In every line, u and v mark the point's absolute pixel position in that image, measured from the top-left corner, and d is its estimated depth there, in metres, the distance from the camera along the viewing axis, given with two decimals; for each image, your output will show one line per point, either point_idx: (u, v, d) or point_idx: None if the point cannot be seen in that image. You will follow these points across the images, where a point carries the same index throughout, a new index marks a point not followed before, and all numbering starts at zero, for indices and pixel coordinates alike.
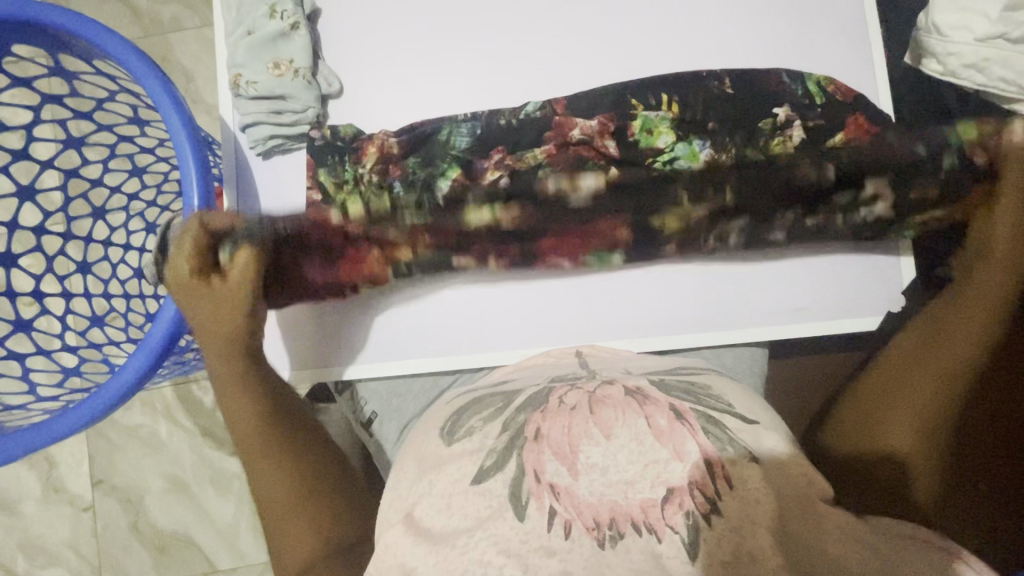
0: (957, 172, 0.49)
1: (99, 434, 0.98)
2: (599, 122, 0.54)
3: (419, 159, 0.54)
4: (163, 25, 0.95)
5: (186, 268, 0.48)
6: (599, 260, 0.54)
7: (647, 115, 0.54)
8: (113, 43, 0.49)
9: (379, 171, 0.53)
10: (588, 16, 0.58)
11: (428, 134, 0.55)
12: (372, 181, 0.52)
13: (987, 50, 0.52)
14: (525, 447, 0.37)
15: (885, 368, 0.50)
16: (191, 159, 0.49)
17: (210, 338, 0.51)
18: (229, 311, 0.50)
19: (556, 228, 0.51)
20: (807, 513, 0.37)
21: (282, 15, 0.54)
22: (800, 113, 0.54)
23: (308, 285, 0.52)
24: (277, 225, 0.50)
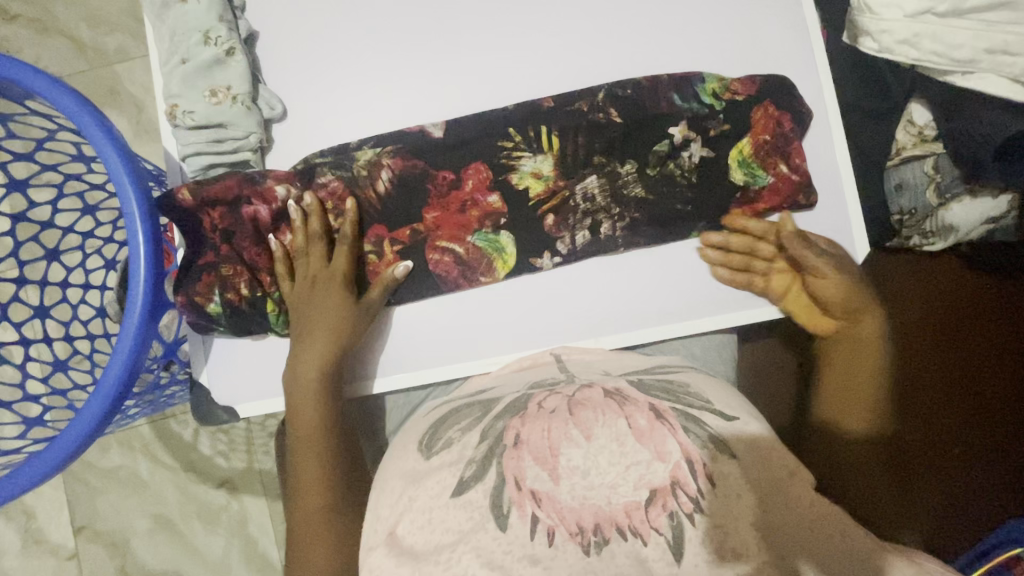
0: (733, 113, 0.55)
1: (78, 479, 0.95)
2: (472, 168, 0.55)
3: (332, 166, 0.56)
4: (109, 56, 0.92)
5: (216, 238, 0.54)
6: (489, 244, 0.56)
7: (525, 162, 0.55)
8: (40, 80, 0.47)
9: (273, 203, 0.54)
10: (532, 18, 0.58)
11: (316, 163, 0.56)
12: (279, 207, 0.55)
13: (917, 25, 0.53)
14: (505, 455, 0.36)
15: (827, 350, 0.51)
16: (131, 192, 0.47)
17: (303, 311, 0.53)
18: (314, 264, 0.54)
19: (443, 206, 0.56)
20: (785, 500, 0.36)
21: (216, 42, 0.53)
22: (697, 127, 0.55)
23: (248, 282, 0.55)
24: (211, 202, 0.54)
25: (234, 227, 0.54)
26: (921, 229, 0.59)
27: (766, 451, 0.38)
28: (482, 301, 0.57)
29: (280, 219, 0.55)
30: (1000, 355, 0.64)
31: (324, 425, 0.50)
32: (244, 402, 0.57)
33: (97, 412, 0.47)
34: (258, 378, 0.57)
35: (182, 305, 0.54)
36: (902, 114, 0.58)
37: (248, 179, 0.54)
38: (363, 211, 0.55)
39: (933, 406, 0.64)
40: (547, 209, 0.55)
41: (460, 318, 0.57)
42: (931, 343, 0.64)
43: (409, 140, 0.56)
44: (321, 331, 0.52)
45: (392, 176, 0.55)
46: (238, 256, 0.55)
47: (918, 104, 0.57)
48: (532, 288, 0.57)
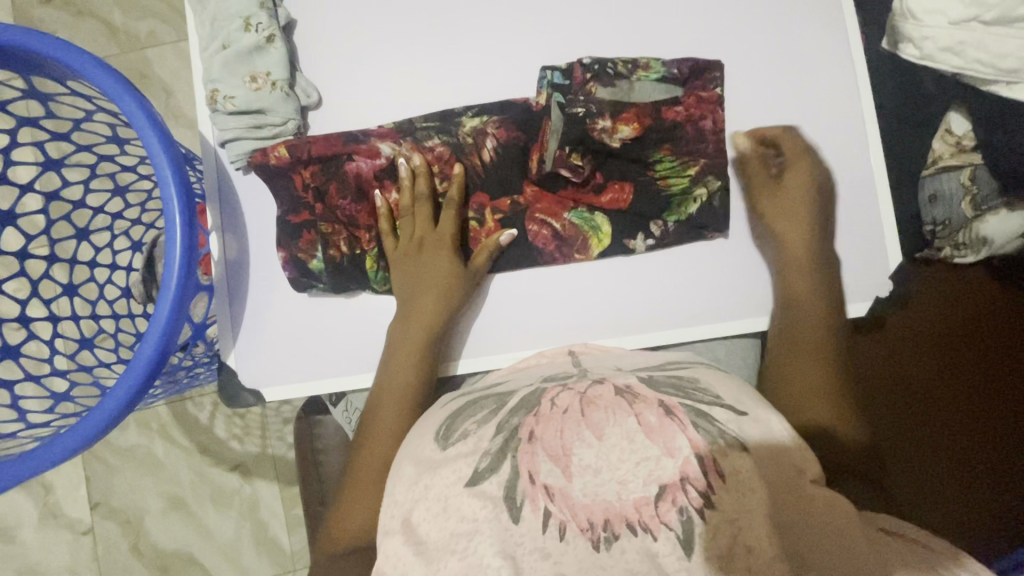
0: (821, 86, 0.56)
1: (97, 457, 0.96)
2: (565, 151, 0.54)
3: (439, 129, 0.56)
4: (140, 40, 0.94)
5: (307, 190, 0.55)
6: (584, 221, 0.56)
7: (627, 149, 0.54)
8: (85, 62, 0.48)
9: (388, 161, 0.56)
10: (565, 12, 0.58)
11: (413, 126, 0.56)
12: (386, 165, 0.56)
13: (961, 33, 0.51)
14: (519, 449, 0.36)
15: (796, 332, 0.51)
16: (170, 173, 0.48)
17: (402, 267, 0.56)
18: (417, 223, 0.56)
19: (509, 179, 0.56)
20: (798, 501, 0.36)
21: (257, 29, 0.54)
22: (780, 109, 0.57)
23: (347, 243, 0.56)
24: (308, 155, 0.55)
25: (328, 185, 0.55)
26: (953, 241, 0.59)
27: (783, 455, 0.37)
28: (559, 281, 0.57)
29: (386, 178, 0.56)
30: (1000, 357, 0.63)
31: (418, 386, 0.52)
32: (271, 386, 0.57)
33: (131, 386, 0.47)
34: (280, 364, 0.57)
35: (285, 262, 0.55)
36: (939, 125, 0.58)
37: (352, 136, 0.56)
38: (477, 178, 0.56)
39: (936, 410, 0.63)
40: (638, 193, 0.55)
41: (528, 297, 0.57)
42: (935, 346, 0.63)
43: (513, 112, 0.56)
44: (428, 290, 0.54)
45: (494, 147, 0.56)
46: (334, 212, 0.55)
47: (956, 113, 0.57)
48: (576, 278, 0.57)
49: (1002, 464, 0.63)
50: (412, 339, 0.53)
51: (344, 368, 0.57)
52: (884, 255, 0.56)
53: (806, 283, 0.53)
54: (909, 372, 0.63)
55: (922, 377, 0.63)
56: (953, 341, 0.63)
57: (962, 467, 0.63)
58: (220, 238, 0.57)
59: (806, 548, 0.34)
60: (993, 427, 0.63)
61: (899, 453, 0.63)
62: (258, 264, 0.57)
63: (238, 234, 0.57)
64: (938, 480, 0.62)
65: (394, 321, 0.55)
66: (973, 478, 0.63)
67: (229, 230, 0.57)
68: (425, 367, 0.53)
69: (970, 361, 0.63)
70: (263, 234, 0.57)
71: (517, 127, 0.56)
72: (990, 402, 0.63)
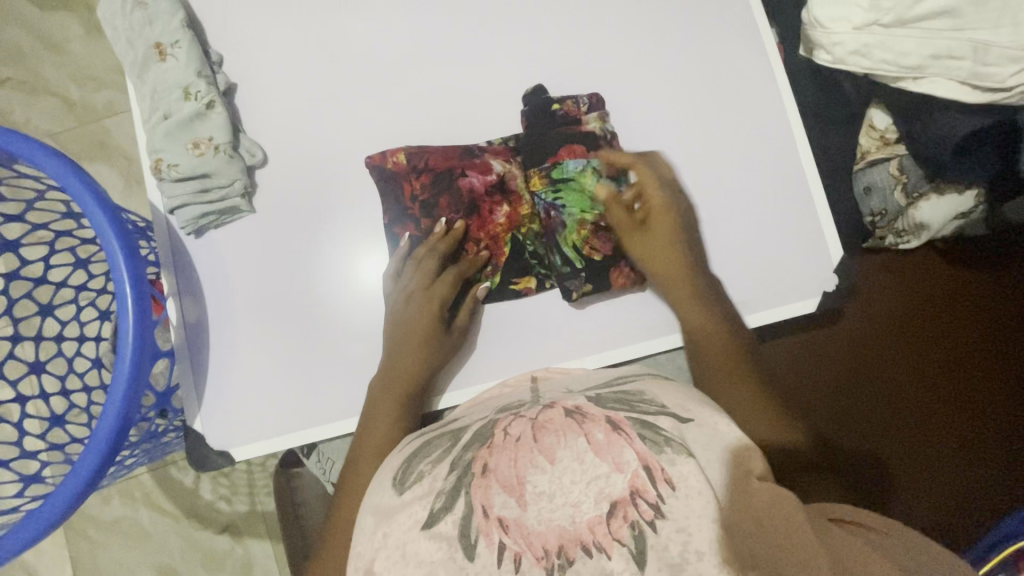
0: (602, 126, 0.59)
1: (79, 534, 0.94)
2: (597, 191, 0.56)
3: (548, 141, 0.58)
4: (97, 112, 0.95)
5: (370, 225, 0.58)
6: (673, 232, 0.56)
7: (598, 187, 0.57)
8: (24, 146, 0.49)
9: (504, 174, 0.57)
10: (497, 50, 0.60)
11: (450, 164, 0.57)
12: (507, 177, 0.57)
13: (865, 36, 0.54)
14: (473, 485, 0.37)
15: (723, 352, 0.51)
16: (117, 245, 0.48)
17: (397, 324, 0.56)
18: (422, 281, 0.56)
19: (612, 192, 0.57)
20: (743, 500, 0.36)
21: (196, 96, 0.55)
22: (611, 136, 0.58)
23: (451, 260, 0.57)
24: (398, 175, 0.57)
25: (431, 207, 0.57)
26: (894, 229, 0.62)
27: (729, 456, 0.38)
28: (523, 311, 0.58)
29: (501, 192, 0.57)
30: (960, 329, 0.66)
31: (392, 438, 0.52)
32: (244, 440, 0.56)
33: (94, 461, 0.47)
34: (249, 420, 0.56)
35: (254, 319, 0.57)
36: (863, 121, 0.61)
37: (465, 152, 0.58)
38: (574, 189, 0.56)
39: (910, 392, 0.65)
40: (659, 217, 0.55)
41: (498, 324, 0.58)
42: (896, 329, 0.66)
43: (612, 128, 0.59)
44: (412, 353, 0.55)
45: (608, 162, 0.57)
46: (437, 225, 0.57)
47: (877, 110, 0.60)
48: (535, 308, 0.58)
49: (976, 434, 0.65)
50: (392, 394, 0.54)
51: (317, 416, 0.56)
52: (825, 249, 0.57)
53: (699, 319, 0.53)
54: (877, 359, 0.65)
55: (891, 362, 0.66)
56: (915, 322, 0.66)
57: (944, 444, 0.65)
58: (177, 301, 0.57)
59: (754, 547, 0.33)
60: (952, 428, 0.65)
61: (876, 439, 0.65)
62: (219, 322, 0.57)
63: (194, 295, 0.57)
64: (904, 458, 0.65)
65: (375, 377, 0.55)
66: (954, 453, 0.65)
67: (185, 293, 0.57)
68: (404, 416, 0.53)
69: (931, 340, 0.66)
70: (234, 289, 0.57)
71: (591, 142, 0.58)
72: (947, 377, 0.66)
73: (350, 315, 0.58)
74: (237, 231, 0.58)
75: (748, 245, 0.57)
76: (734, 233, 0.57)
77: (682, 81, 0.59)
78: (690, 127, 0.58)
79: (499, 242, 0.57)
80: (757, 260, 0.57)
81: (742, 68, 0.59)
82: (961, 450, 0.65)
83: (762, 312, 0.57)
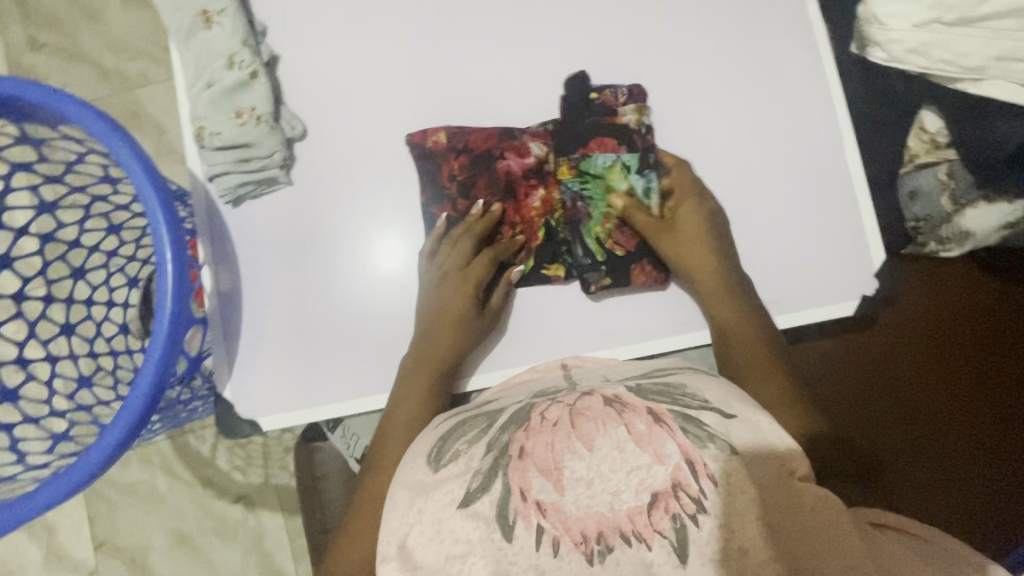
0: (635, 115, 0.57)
1: (98, 495, 0.96)
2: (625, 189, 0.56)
3: (576, 130, 0.57)
4: (131, 81, 0.96)
5: (407, 204, 0.58)
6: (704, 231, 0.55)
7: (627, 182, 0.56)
8: (74, 108, 0.49)
9: (538, 161, 0.56)
10: (541, 33, 0.59)
11: (486, 147, 0.56)
12: (539, 164, 0.56)
13: (926, 34, 0.52)
14: (510, 466, 0.37)
15: (759, 347, 0.51)
16: (159, 211, 0.48)
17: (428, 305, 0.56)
18: (452, 264, 0.56)
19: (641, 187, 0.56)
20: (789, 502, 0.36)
21: (240, 65, 0.55)
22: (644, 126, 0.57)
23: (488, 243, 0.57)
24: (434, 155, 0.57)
25: (466, 192, 0.57)
26: (936, 236, 0.61)
27: (771, 456, 0.37)
28: (556, 299, 0.57)
29: (538, 178, 0.56)
30: (992, 338, 0.64)
31: (422, 416, 0.52)
32: (275, 410, 0.57)
33: (129, 422, 0.48)
34: (280, 391, 0.57)
35: (288, 292, 0.57)
36: (913, 123, 0.60)
37: (503, 136, 0.57)
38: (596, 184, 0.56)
39: (937, 400, 0.64)
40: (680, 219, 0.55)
41: (530, 310, 0.57)
42: (925, 336, 0.64)
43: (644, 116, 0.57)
44: (445, 334, 0.55)
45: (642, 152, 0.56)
46: (474, 207, 0.57)
47: (929, 112, 0.59)
48: (568, 296, 0.57)
49: (1010, 447, 0.63)
50: (422, 373, 0.54)
51: (347, 391, 0.57)
52: (868, 253, 0.55)
53: (731, 312, 0.53)
54: (903, 365, 0.64)
55: (918, 369, 0.64)
56: (945, 330, 0.65)
57: (973, 455, 0.64)
58: (214, 269, 0.58)
59: (800, 548, 0.34)
60: (983, 439, 0.64)
61: (900, 446, 0.64)
62: (254, 293, 0.57)
63: (230, 265, 0.58)
64: (929, 467, 0.64)
65: (407, 355, 0.55)
66: (986, 465, 0.63)
67: (221, 263, 0.58)
68: (434, 395, 0.53)
69: (962, 349, 0.64)
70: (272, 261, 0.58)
71: (621, 134, 0.56)
72: (976, 386, 0.64)
73: (382, 293, 0.58)
74: (276, 202, 0.58)
75: (790, 244, 0.56)
76: (773, 231, 0.56)
77: (728, 74, 0.58)
78: (735, 121, 0.57)
79: (533, 229, 0.57)
80: (798, 258, 0.56)
81: (793, 63, 0.58)
82: (994, 463, 0.63)
83: (798, 313, 0.56)
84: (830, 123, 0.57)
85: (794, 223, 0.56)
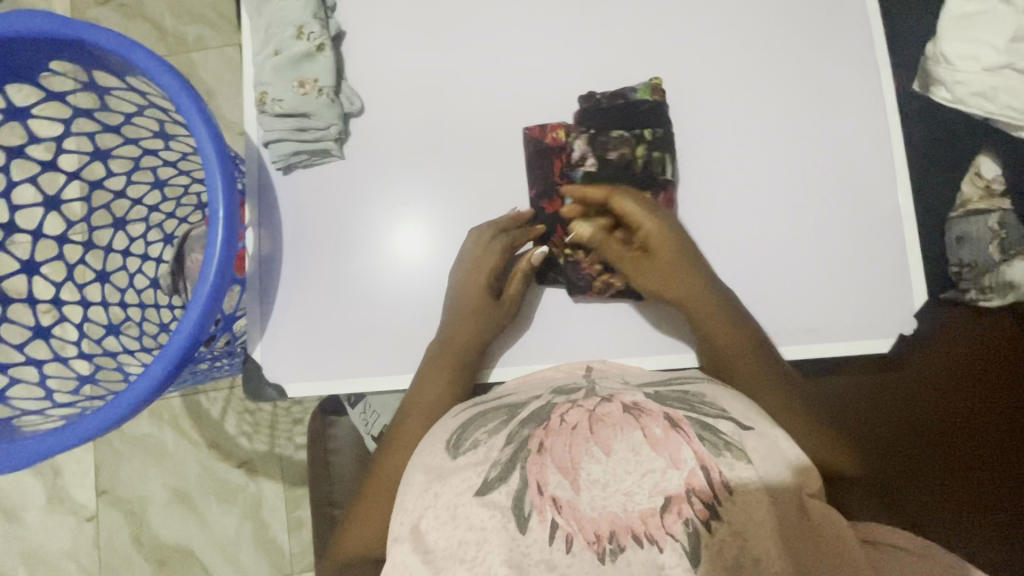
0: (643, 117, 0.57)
1: (106, 443, 0.98)
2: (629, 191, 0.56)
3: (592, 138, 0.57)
4: (187, 44, 0.98)
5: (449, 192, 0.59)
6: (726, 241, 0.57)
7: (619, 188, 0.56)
8: (145, 59, 0.50)
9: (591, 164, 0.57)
10: (603, 37, 0.59)
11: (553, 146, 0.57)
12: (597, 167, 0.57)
13: (993, 79, 0.52)
14: (528, 460, 0.37)
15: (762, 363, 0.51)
16: (217, 169, 0.49)
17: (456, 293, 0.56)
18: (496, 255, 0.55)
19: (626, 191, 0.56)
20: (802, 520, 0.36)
21: (309, 37, 0.56)
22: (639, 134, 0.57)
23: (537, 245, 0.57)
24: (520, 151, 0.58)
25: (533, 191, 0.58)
26: (978, 284, 0.60)
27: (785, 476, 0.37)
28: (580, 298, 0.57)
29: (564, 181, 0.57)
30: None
31: (445, 400, 0.53)
32: (299, 378, 0.57)
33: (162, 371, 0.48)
34: (307, 360, 0.58)
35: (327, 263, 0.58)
36: (969, 168, 0.61)
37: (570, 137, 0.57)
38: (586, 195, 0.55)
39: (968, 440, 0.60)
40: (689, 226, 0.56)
41: (561, 310, 0.57)
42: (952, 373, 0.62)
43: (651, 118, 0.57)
44: (471, 321, 0.55)
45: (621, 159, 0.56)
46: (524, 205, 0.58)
47: (986, 159, 0.61)
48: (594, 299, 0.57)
49: None
50: (447, 357, 0.54)
51: (373, 368, 0.57)
52: (907, 292, 0.55)
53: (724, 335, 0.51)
54: (931, 404, 0.61)
55: (944, 407, 0.61)
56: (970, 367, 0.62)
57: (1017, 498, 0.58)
58: (256, 233, 0.59)
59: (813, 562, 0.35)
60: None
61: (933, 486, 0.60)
62: (291, 259, 0.58)
63: (273, 231, 0.58)
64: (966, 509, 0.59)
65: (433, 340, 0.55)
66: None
67: (264, 227, 0.59)
68: (458, 379, 0.54)
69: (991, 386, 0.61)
70: (315, 231, 0.58)
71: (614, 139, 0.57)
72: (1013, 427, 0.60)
73: (414, 275, 0.58)
74: (327, 174, 0.59)
75: (831, 273, 0.55)
76: (816, 258, 0.56)
77: (786, 98, 0.58)
78: (788, 144, 0.57)
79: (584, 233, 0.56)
80: (837, 288, 0.55)
81: (853, 94, 0.57)
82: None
83: (831, 344, 0.55)
84: (884, 158, 0.56)
85: (837, 253, 0.56)
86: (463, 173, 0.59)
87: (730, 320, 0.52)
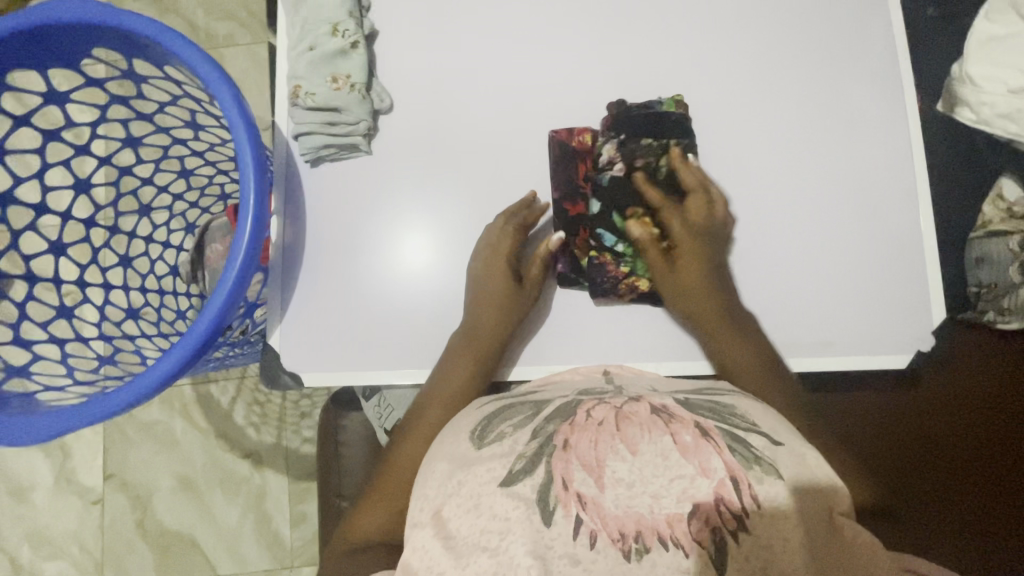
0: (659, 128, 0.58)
1: (117, 428, 0.99)
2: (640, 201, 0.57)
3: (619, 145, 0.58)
4: (217, 41, 1.00)
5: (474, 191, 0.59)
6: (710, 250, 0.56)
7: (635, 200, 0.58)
8: (184, 49, 0.51)
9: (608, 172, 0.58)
10: (630, 47, 0.60)
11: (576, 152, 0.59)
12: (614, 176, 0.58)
13: (1019, 101, 0.52)
14: (554, 455, 0.37)
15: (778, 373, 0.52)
16: (249, 156, 0.50)
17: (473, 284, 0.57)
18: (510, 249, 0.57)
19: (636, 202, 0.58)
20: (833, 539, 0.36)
21: (343, 34, 0.57)
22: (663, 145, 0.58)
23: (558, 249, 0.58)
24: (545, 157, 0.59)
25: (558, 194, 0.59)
26: (997, 306, 0.60)
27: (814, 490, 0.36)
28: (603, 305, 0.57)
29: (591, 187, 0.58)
30: None
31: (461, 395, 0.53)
32: (316, 366, 0.58)
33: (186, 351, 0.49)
34: (326, 349, 0.58)
35: (346, 254, 0.59)
36: (991, 190, 0.61)
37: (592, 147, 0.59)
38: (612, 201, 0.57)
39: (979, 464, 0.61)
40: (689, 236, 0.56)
41: (581, 312, 0.58)
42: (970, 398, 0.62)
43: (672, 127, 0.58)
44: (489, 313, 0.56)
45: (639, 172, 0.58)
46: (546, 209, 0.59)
47: (1009, 180, 0.60)
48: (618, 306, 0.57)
49: None
50: (463, 353, 0.55)
51: (390, 360, 0.58)
52: (927, 310, 0.55)
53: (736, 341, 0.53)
54: (948, 425, 0.62)
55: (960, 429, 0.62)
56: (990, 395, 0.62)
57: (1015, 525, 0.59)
58: (281, 222, 0.60)
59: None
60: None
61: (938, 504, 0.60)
62: (314, 249, 0.59)
63: (297, 221, 0.60)
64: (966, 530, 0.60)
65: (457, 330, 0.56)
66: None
67: (289, 216, 0.60)
68: (478, 376, 0.54)
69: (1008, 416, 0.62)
70: (338, 221, 0.59)
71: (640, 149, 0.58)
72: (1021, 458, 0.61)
73: (431, 271, 0.59)
74: (353, 167, 0.60)
75: (851, 288, 0.56)
76: (835, 272, 0.56)
77: (811, 113, 0.58)
78: (812, 158, 0.58)
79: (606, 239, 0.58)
80: (856, 303, 0.55)
81: (877, 112, 0.58)
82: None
83: (848, 359, 0.55)
84: (907, 176, 0.57)
85: (857, 268, 0.56)
86: (488, 174, 0.60)
87: (743, 332, 0.53)
